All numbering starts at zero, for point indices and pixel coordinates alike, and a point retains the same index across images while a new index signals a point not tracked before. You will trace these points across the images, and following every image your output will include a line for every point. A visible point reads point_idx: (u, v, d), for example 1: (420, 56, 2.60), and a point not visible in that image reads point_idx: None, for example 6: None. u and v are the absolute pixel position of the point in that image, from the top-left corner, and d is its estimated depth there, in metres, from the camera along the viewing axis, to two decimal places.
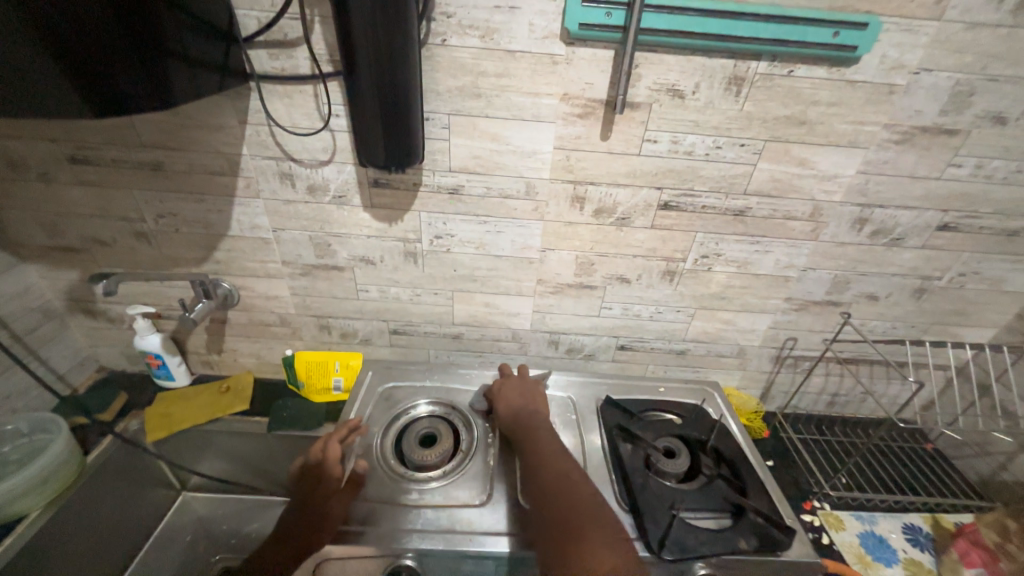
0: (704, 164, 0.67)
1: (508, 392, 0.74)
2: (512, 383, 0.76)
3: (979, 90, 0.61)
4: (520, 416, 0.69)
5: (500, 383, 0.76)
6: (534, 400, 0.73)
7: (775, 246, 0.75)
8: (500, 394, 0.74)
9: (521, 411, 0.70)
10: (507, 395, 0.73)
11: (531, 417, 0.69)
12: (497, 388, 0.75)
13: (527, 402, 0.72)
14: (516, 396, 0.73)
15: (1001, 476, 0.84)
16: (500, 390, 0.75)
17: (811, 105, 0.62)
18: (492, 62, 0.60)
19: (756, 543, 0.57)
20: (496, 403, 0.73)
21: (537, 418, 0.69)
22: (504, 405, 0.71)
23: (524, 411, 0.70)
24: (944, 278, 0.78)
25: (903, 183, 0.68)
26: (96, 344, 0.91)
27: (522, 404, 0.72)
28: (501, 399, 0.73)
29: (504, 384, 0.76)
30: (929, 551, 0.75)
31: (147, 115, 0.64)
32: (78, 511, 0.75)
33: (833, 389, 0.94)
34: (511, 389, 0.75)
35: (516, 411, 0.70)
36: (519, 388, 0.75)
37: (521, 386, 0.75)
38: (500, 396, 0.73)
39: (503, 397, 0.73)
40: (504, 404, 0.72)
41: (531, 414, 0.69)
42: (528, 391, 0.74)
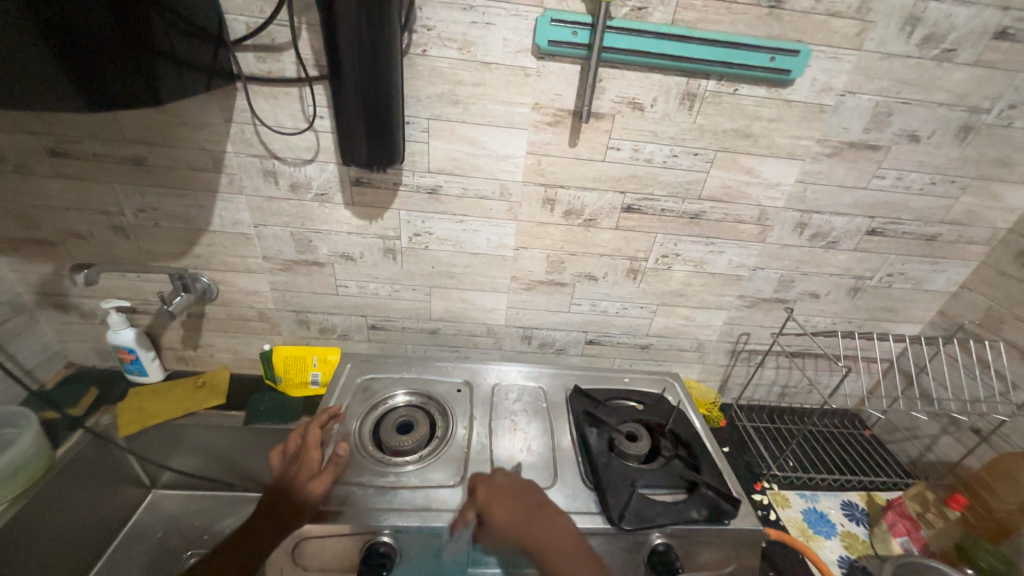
0: (662, 170, 0.74)
1: (498, 502, 0.60)
2: (491, 488, 0.61)
3: (895, 112, 0.70)
4: (530, 536, 0.57)
5: (481, 489, 0.61)
6: (528, 503, 0.61)
7: (727, 246, 0.82)
8: (489, 507, 0.59)
9: (528, 528, 0.58)
10: (499, 507, 0.60)
11: (542, 535, 0.58)
12: (482, 495, 0.60)
13: (524, 509, 0.60)
14: (509, 504, 0.60)
15: (927, 456, 0.93)
16: (486, 499, 0.60)
17: (754, 120, 0.69)
18: (469, 72, 0.65)
19: (706, 513, 0.63)
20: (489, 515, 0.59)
21: (547, 530, 0.58)
22: (504, 526, 0.58)
23: (529, 524, 0.58)
24: (875, 277, 0.87)
25: (836, 192, 0.77)
26: (66, 339, 0.90)
27: (521, 516, 0.59)
28: (495, 516, 0.59)
29: (486, 492, 0.61)
30: (864, 524, 0.82)
31: (131, 111, 0.66)
32: (46, 507, 0.75)
33: (783, 381, 1.02)
34: (500, 492, 0.61)
35: (521, 530, 0.58)
36: (504, 491, 0.61)
37: (506, 489, 0.61)
38: (491, 511, 0.59)
39: (495, 511, 0.59)
40: (501, 522, 0.58)
41: (541, 530, 0.58)
42: (517, 493, 0.61)
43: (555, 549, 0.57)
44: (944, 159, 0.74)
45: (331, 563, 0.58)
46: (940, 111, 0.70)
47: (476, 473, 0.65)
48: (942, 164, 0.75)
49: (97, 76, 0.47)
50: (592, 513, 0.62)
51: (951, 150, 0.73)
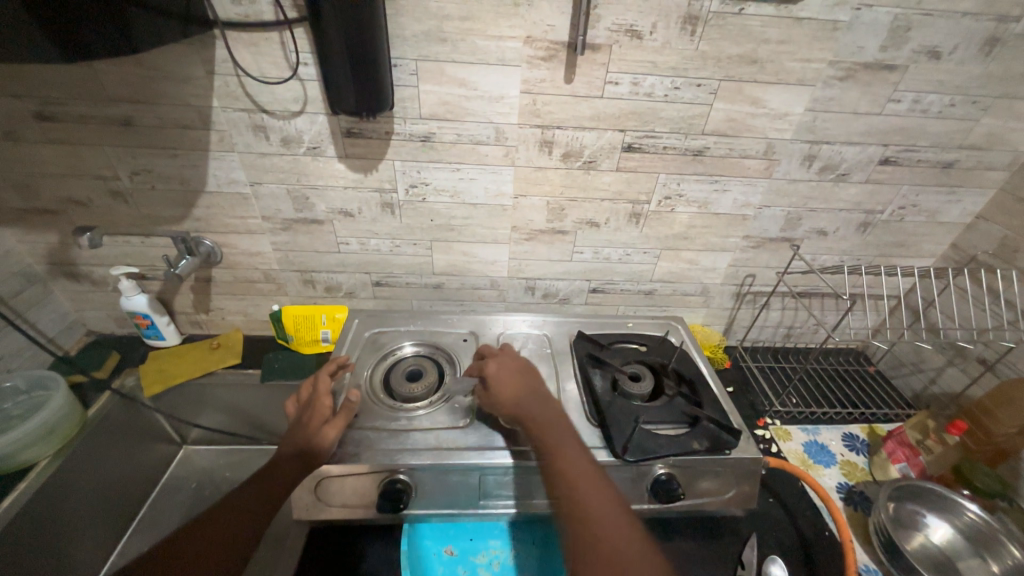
0: (664, 105, 0.70)
1: (502, 372, 0.68)
2: (503, 361, 0.71)
3: (915, 25, 0.65)
4: (524, 401, 0.64)
5: (493, 362, 0.70)
6: (530, 381, 0.68)
7: (732, 184, 0.80)
8: (494, 376, 0.67)
9: (525, 397, 0.65)
10: (502, 376, 0.67)
11: (537, 404, 0.64)
12: (489, 365, 0.69)
13: (526, 383, 0.67)
14: (513, 376, 0.68)
15: (931, 389, 0.94)
16: (494, 370, 0.68)
17: (762, 43, 0.65)
18: (455, 5, 0.61)
19: (707, 444, 0.65)
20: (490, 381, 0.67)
21: (540, 399, 0.65)
22: (503, 391, 0.65)
23: (526, 395, 0.65)
24: (886, 211, 0.85)
25: (847, 119, 0.73)
26: (83, 307, 0.92)
27: (519, 388, 0.66)
28: (497, 382, 0.67)
29: (495, 364, 0.70)
30: (864, 454, 0.84)
31: (112, 67, 0.64)
32: (84, 461, 0.80)
33: (789, 321, 1.02)
34: (506, 367, 0.69)
35: (519, 396, 0.65)
36: (512, 368, 0.69)
37: (515, 365, 0.70)
38: (495, 377, 0.67)
39: (499, 378, 0.67)
40: (501, 387, 0.66)
41: (538, 400, 0.65)
42: (523, 371, 0.69)
43: (547, 414, 0.63)
44: (966, 77, 0.70)
45: (351, 500, 0.62)
46: (964, 22, 0.65)
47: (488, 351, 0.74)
48: (963, 83, 0.70)
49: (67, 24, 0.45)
50: (596, 447, 0.65)
51: (974, 66, 0.69)
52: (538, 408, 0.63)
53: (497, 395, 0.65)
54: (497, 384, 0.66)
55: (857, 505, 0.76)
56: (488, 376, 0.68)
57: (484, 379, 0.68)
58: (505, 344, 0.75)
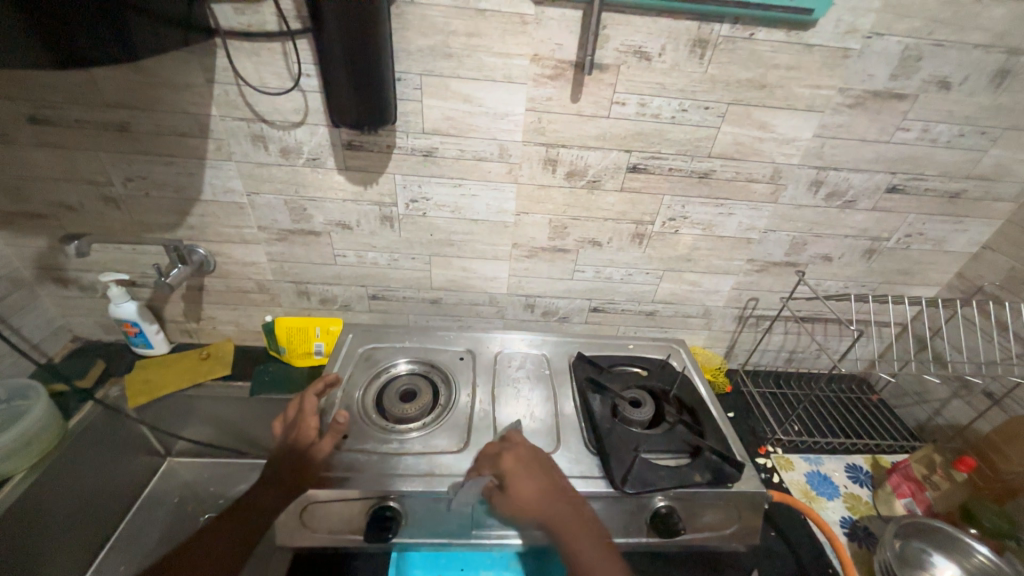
0: (671, 127, 0.69)
1: (522, 473, 0.59)
2: (517, 452, 0.61)
3: (926, 55, 0.64)
4: (546, 510, 0.56)
5: (507, 454, 0.61)
6: (549, 475, 0.60)
7: (737, 208, 0.79)
8: (512, 477, 0.59)
9: (553, 508, 0.56)
10: (522, 480, 0.58)
11: (562, 515, 0.56)
12: (507, 462, 0.60)
13: (549, 484, 0.59)
14: (531, 478, 0.59)
15: (935, 420, 0.92)
16: (510, 468, 0.59)
17: (771, 68, 0.64)
18: (462, 21, 0.60)
19: (708, 476, 0.62)
20: (509, 483, 0.58)
21: (562, 501, 0.57)
22: (526, 500, 0.57)
23: (552, 502, 0.57)
24: (892, 239, 0.84)
25: (855, 146, 0.72)
26: (70, 313, 0.90)
27: (542, 490, 0.58)
28: (514, 480, 0.58)
29: (507, 457, 0.60)
30: (867, 486, 0.82)
31: (110, 73, 0.63)
32: (62, 474, 0.77)
33: (791, 346, 1.00)
34: (523, 464, 0.60)
35: (543, 508, 0.56)
36: (530, 464, 0.60)
37: (533, 456, 0.61)
38: (513, 479, 0.59)
39: (518, 480, 0.58)
40: (522, 493, 0.57)
41: (570, 511, 0.56)
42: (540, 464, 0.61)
43: (579, 529, 0.55)
44: (976, 108, 0.69)
45: (338, 526, 0.60)
46: (975, 54, 0.64)
47: (504, 406, 0.72)
48: (973, 114, 0.70)
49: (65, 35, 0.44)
50: (594, 477, 0.62)
51: (984, 98, 0.68)
52: (569, 521, 0.56)
53: (519, 502, 0.57)
54: (516, 487, 0.58)
55: (861, 541, 0.74)
56: (504, 475, 0.59)
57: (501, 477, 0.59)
58: (512, 430, 0.66)
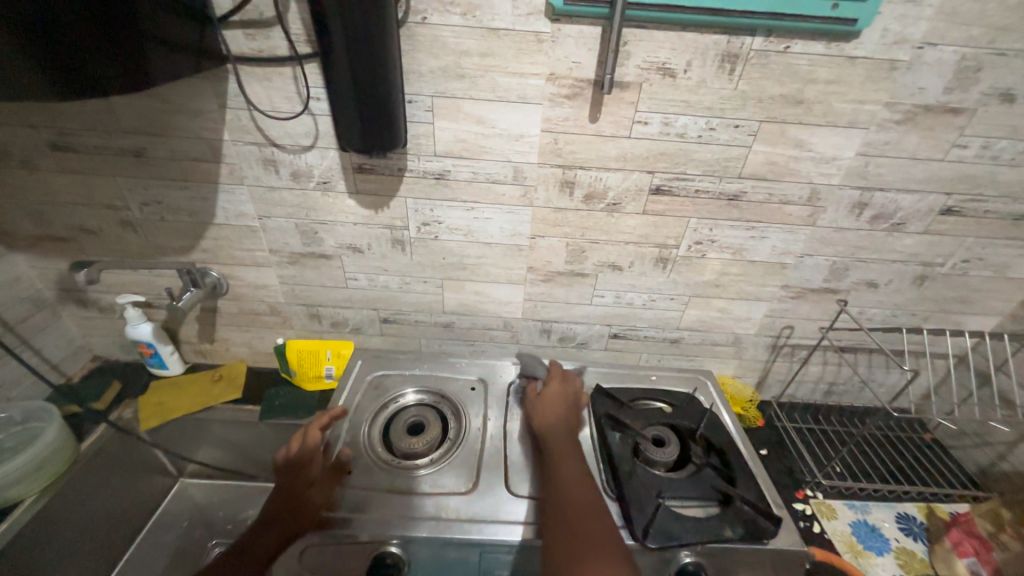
0: (697, 146, 0.65)
1: (553, 394, 0.70)
2: (567, 383, 0.72)
3: (986, 66, 0.58)
4: (549, 419, 0.66)
5: (559, 381, 0.72)
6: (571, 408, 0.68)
7: (771, 231, 0.73)
8: (544, 392, 0.70)
9: (554, 419, 0.65)
10: (550, 396, 0.69)
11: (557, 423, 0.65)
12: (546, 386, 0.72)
13: (567, 410, 0.68)
14: (557, 399, 0.69)
15: (1000, 466, 0.82)
16: (548, 388, 0.71)
17: (809, 83, 0.59)
18: (475, 41, 0.58)
19: (742, 531, 0.56)
20: (538, 397, 0.70)
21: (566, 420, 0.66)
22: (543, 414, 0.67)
23: (557, 413, 0.66)
24: (947, 264, 0.76)
25: (904, 165, 0.66)
26: (90, 333, 0.91)
27: (562, 414, 0.66)
28: (547, 399, 0.69)
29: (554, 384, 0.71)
30: (922, 541, 0.74)
31: (126, 100, 0.63)
32: (73, 498, 0.76)
33: (831, 378, 0.92)
34: (555, 390, 0.70)
35: (549, 417, 0.66)
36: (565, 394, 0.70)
37: (568, 392, 0.71)
38: (545, 395, 0.70)
39: (546, 397, 0.69)
40: (543, 404, 0.68)
41: (563, 428, 0.64)
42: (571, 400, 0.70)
43: (575, 453, 0.61)
44: None
45: (341, 571, 0.57)
46: None
47: (515, 442, 0.68)
48: None
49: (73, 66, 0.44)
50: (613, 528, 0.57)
51: None
52: (565, 442, 0.62)
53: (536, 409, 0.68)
54: (540, 399, 0.69)
55: None
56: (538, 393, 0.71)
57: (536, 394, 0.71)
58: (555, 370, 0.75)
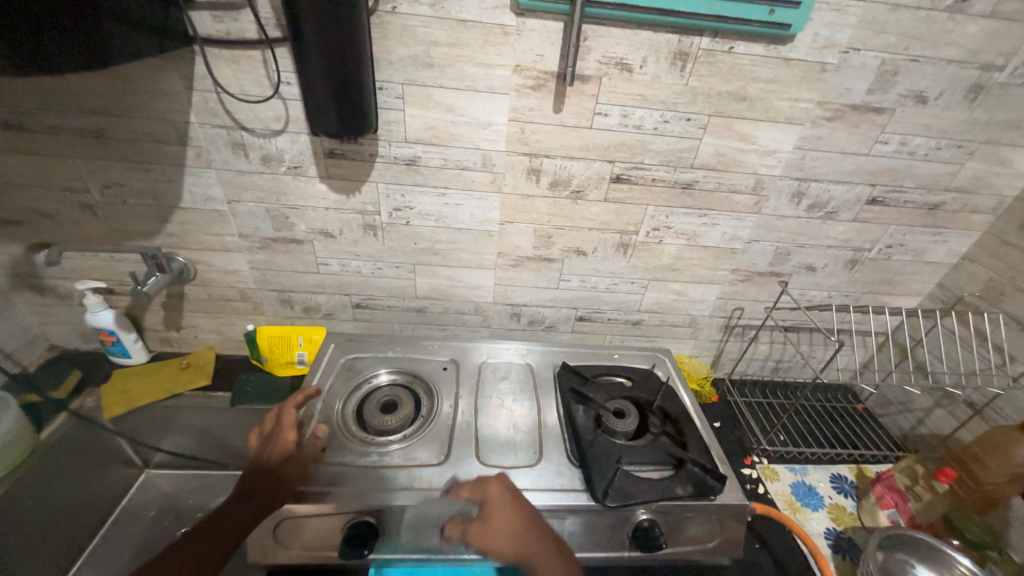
0: (653, 138, 0.70)
1: (499, 512, 0.57)
2: (499, 485, 0.59)
3: (902, 70, 0.65)
4: (521, 548, 0.54)
5: (494, 486, 0.59)
6: (524, 516, 0.57)
7: (721, 218, 0.79)
8: (489, 516, 0.56)
9: (527, 545, 0.55)
10: (499, 517, 0.56)
11: (534, 550, 0.55)
12: (483, 503, 0.57)
13: (525, 525, 0.56)
14: (508, 516, 0.56)
15: (919, 429, 0.92)
16: (490, 506, 0.57)
17: (751, 81, 0.65)
18: (444, 32, 0.60)
19: (691, 489, 0.62)
20: (488, 525, 0.56)
21: (536, 539, 0.55)
22: (500, 543, 0.55)
23: (522, 537, 0.55)
24: (874, 249, 0.84)
25: (835, 158, 0.73)
26: (45, 321, 0.88)
27: (525, 534, 0.55)
28: (496, 524, 0.56)
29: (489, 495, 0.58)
30: (852, 497, 0.82)
31: (85, 79, 0.62)
32: (32, 487, 0.74)
33: (776, 355, 1.00)
34: (499, 506, 0.57)
35: (518, 545, 0.55)
36: (509, 501, 0.58)
37: (509, 498, 0.58)
38: (490, 515, 0.57)
39: (496, 521, 0.56)
40: (499, 533, 0.55)
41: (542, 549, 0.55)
42: (516, 504, 0.58)
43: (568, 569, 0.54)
44: (952, 122, 0.70)
45: (313, 542, 0.58)
46: (950, 69, 0.65)
47: (485, 418, 0.71)
48: (949, 128, 0.71)
49: (31, 45, 0.43)
50: (576, 490, 0.61)
51: (959, 112, 0.69)
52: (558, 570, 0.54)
53: (495, 541, 0.55)
54: (493, 530, 0.55)
55: (845, 553, 0.73)
56: (484, 513, 0.57)
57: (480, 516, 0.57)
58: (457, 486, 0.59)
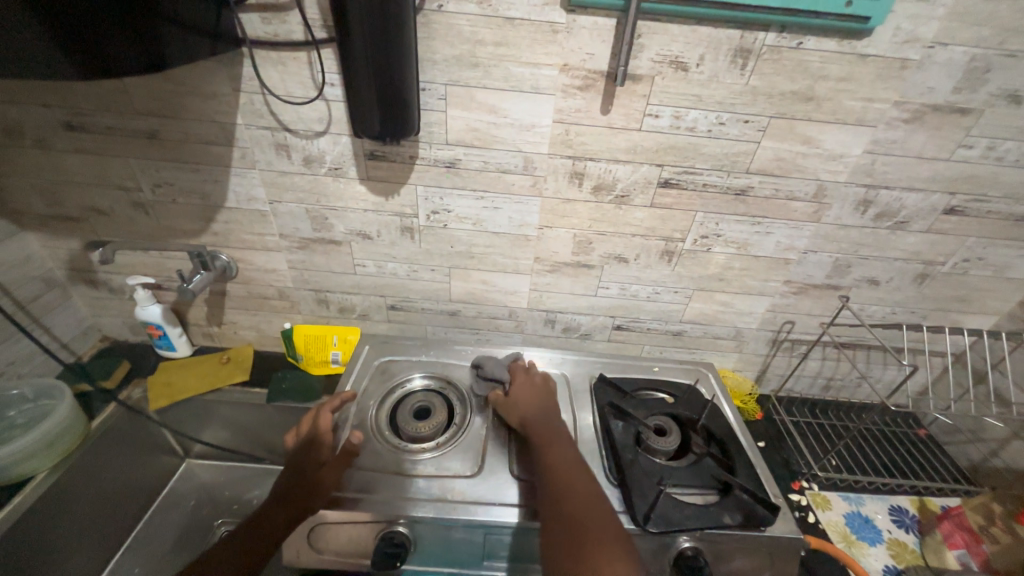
0: (706, 141, 0.65)
1: (527, 384, 0.71)
2: (540, 375, 0.73)
3: (995, 67, 0.58)
4: (530, 411, 0.66)
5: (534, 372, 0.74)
6: (547, 395, 0.69)
7: (776, 227, 0.74)
8: (518, 383, 0.71)
9: (534, 408, 0.66)
10: (526, 385, 0.70)
11: (537, 413, 0.65)
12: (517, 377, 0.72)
13: (544, 399, 0.68)
14: (535, 388, 0.70)
15: (992, 461, 0.84)
16: (521, 380, 0.72)
17: (820, 80, 0.60)
18: (490, 30, 0.58)
19: (740, 518, 0.58)
20: (514, 389, 0.70)
21: (544, 409, 0.66)
22: (516, 402, 0.67)
23: (536, 402, 0.67)
24: (948, 263, 0.77)
25: (910, 164, 0.67)
26: (99, 313, 0.92)
27: (540, 402, 0.67)
28: (521, 388, 0.70)
29: (521, 377, 0.73)
30: (913, 532, 0.76)
31: (140, 81, 0.64)
32: (83, 474, 0.78)
33: (829, 373, 0.94)
34: (528, 381, 0.71)
35: (529, 406, 0.66)
36: (537, 383, 0.71)
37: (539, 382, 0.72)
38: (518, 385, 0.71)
39: (522, 387, 0.70)
40: (521, 395, 0.68)
41: (546, 416, 0.65)
42: (544, 386, 0.71)
43: (556, 435, 0.62)
44: None
45: (346, 548, 0.57)
46: None
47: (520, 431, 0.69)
48: None
49: (95, 55, 0.44)
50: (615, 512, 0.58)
51: None
52: (551, 430, 0.62)
53: (513, 402, 0.68)
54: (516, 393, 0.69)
55: None
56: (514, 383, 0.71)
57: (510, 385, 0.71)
58: (515, 365, 0.75)
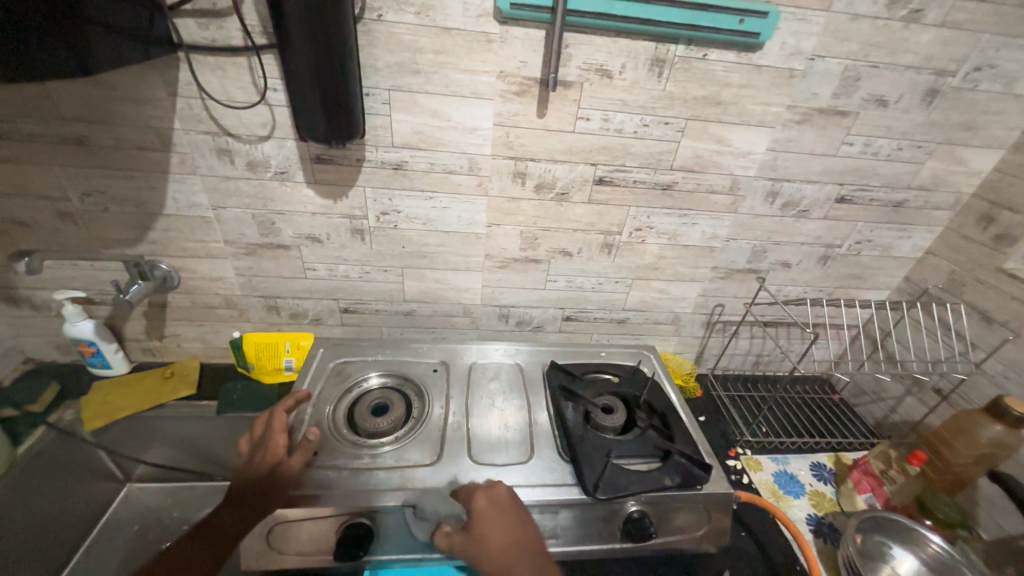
0: (634, 141, 0.72)
1: (492, 519, 0.56)
2: (504, 496, 0.58)
3: (863, 76, 0.69)
4: (508, 564, 0.54)
5: (489, 495, 0.58)
6: (518, 530, 0.56)
7: (700, 218, 0.82)
8: (480, 520, 0.56)
9: (514, 559, 0.54)
10: (492, 523, 0.56)
11: (516, 568, 0.54)
12: (478, 508, 0.57)
13: (517, 537, 0.55)
14: (502, 523, 0.56)
15: (892, 417, 0.96)
16: (481, 511, 0.57)
17: (725, 86, 0.68)
18: (429, 39, 0.62)
19: (679, 479, 0.63)
20: (479, 534, 0.55)
21: (523, 557, 0.54)
22: (489, 553, 0.54)
23: (511, 548, 0.55)
24: (844, 246, 0.89)
25: (805, 159, 0.77)
26: (21, 333, 0.86)
27: (516, 547, 0.55)
28: (486, 530, 0.55)
29: (481, 507, 0.57)
30: (831, 483, 0.85)
31: (66, 86, 0.61)
32: (9, 505, 0.72)
33: (757, 350, 1.04)
34: (493, 514, 0.56)
35: (506, 557, 0.54)
36: (501, 510, 0.57)
37: (504, 506, 0.57)
38: (482, 522, 0.56)
39: (488, 527, 0.55)
40: (491, 542, 0.55)
41: (528, 567, 0.54)
42: (510, 516, 0.57)
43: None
44: (912, 123, 0.74)
45: (307, 546, 0.57)
46: (907, 74, 0.70)
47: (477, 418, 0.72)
48: (909, 129, 0.75)
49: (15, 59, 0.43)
50: (567, 484, 0.62)
51: (918, 114, 0.73)
52: None
53: (485, 553, 0.54)
54: (483, 539, 0.55)
55: (826, 537, 0.76)
56: (475, 522, 0.56)
57: (473, 522, 0.56)
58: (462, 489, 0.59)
